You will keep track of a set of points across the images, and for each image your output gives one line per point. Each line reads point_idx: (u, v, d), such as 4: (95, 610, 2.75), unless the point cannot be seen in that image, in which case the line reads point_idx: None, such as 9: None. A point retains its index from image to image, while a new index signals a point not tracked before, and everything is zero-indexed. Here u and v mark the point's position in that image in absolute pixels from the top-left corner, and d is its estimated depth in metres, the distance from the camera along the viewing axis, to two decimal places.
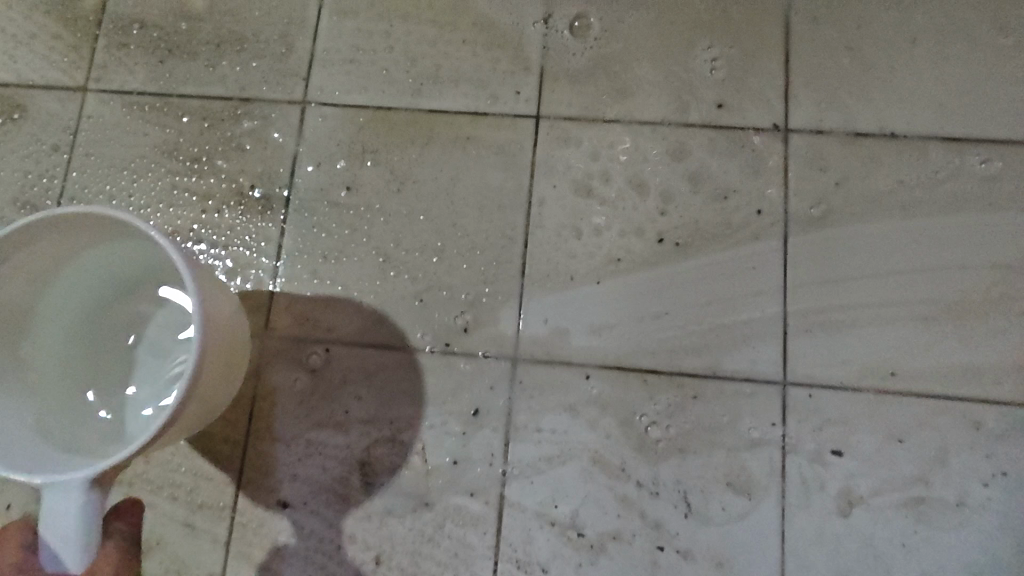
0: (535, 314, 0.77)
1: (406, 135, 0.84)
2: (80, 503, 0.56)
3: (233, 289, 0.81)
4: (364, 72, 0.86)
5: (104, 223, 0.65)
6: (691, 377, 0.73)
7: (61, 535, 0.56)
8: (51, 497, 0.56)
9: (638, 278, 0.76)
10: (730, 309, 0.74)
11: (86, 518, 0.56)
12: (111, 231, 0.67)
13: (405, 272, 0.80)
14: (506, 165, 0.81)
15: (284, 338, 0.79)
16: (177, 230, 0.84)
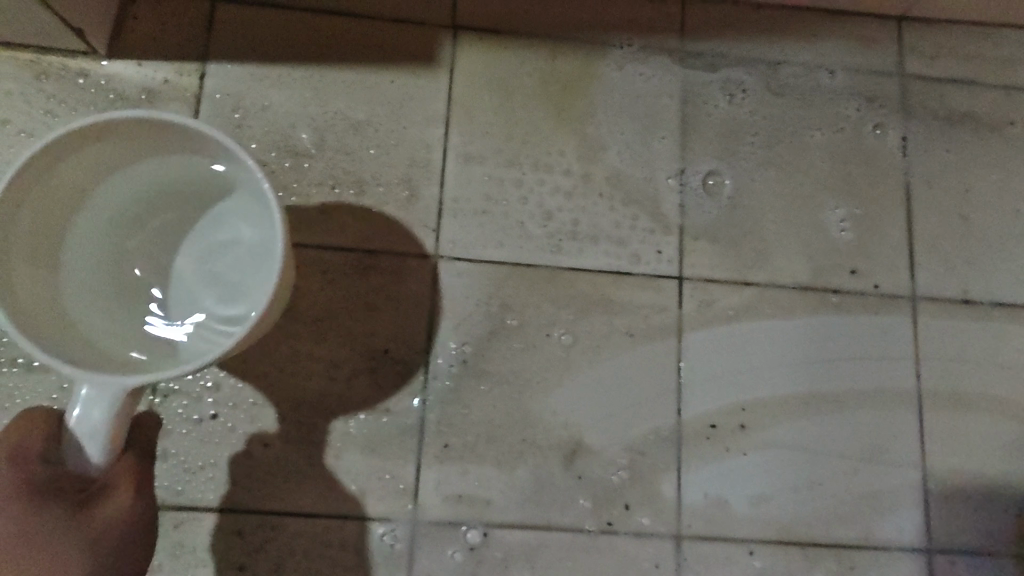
0: (695, 486, 0.78)
1: (549, 295, 0.81)
2: (115, 411, 0.55)
3: (377, 470, 0.76)
4: (498, 224, 0.82)
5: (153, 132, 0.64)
6: (847, 547, 0.77)
7: (87, 429, 0.54)
8: (87, 396, 0.55)
9: (792, 448, 0.79)
10: (878, 478, 0.79)
11: (115, 425, 0.55)
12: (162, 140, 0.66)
13: (558, 444, 0.78)
14: (653, 330, 0.81)
15: (437, 522, 0.76)
16: (302, 401, 0.77)
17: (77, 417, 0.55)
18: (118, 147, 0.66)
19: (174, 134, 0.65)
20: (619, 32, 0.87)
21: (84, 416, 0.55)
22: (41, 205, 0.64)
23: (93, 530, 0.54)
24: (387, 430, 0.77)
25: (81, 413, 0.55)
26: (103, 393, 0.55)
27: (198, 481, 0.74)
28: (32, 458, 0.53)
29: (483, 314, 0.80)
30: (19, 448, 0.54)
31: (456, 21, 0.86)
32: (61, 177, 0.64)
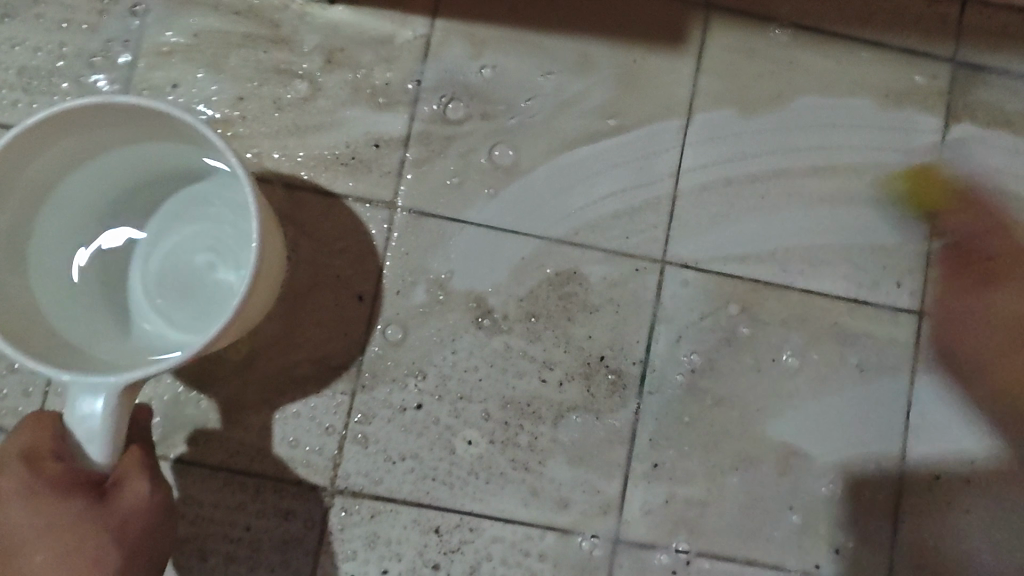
0: (915, 531, 0.74)
1: (779, 316, 0.75)
2: (111, 409, 0.51)
3: (585, 482, 0.72)
4: (732, 234, 0.76)
5: (130, 117, 0.56)
6: None
7: (89, 430, 0.50)
8: (80, 395, 0.50)
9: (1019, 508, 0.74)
10: None
11: (116, 424, 0.51)
12: (145, 126, 0.58)
13: (774, 475, 0.73)
14: (885, 366, 0.75)
15: (643, 541, 0.72)
16: (510, 402, 0.73)
17: (76, 417, 0.50)
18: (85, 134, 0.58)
19: (136, 115, 0.56)
20: (886, 31, 0.78)
21: (80, 417, 0.50)
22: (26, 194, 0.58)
23: (116, 521, 0.52)
24: (596, 441, 0.73)
25: (74, 412, 0.51)
26: (97, 391, 0.50)
27: (396, 474, 0.71)
28: (39, 459, 0.50)
29: (708, 332, 0.74)
30: (32, 448, 0.50)
31: (710, 0, 0.78)
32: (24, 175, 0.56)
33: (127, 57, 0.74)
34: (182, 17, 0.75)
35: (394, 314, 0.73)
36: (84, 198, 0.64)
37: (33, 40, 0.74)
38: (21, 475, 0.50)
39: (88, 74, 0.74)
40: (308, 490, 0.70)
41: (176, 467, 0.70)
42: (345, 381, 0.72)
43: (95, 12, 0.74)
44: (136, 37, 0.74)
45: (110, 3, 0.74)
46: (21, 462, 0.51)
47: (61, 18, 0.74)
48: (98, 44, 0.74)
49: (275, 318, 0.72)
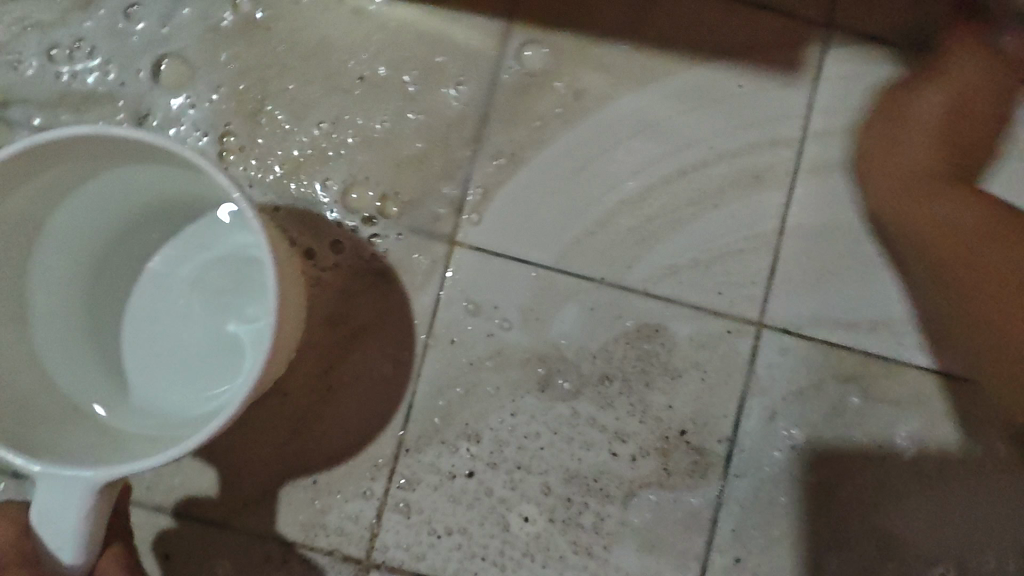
0: None
1: (891, 396, 0.64)
2: (85, 508, 0.47)
3: (657, 573, 0.63)
4: (842, 295, 0.65)
5: (119, 147, 0.51)
6: None
7: (56, 536, 0.47)
8: (48, 493, 0.47)
9: None
10: None
11: (85, 525, 0.47)
12: (134, 155, 0.53)
13: None
14: (1013, 461, 0.64)
15: None
16: (574, 476, 0.63)
17: (43, 519, 0.47)
18: (85, 160, 0.53)
19: (147, 150, 0.51)
20: None
21: (46, 523, 0.47)
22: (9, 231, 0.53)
23: None
24: (670, 527, 0.63)
25: (42, 514, 0.47)
26: (67, 489, 0.47)
27: (441, 549, 0.63)
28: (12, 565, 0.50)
29: (809, 408, 0.64)
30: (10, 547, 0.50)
31: (834, 18, 0.66)
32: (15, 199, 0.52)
33: (158, 55, 0.66)
34: (221, 12, 0.66)
35: (445, 367, 0.63)
36: (74, 227, 0.59)
37: (56, 33, 0.66)
38: None
39: (115, 72, 0.66)
40: (339, 563, 0.62)
41: (197, 525, 0.63)
42: (388, 441, 0.63)
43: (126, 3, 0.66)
44: (170, 35, 0.66)
45: None
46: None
47: (87, 8, 0.66)
48: (127, 42, 0.66)
49: (311, 362, 0.63)
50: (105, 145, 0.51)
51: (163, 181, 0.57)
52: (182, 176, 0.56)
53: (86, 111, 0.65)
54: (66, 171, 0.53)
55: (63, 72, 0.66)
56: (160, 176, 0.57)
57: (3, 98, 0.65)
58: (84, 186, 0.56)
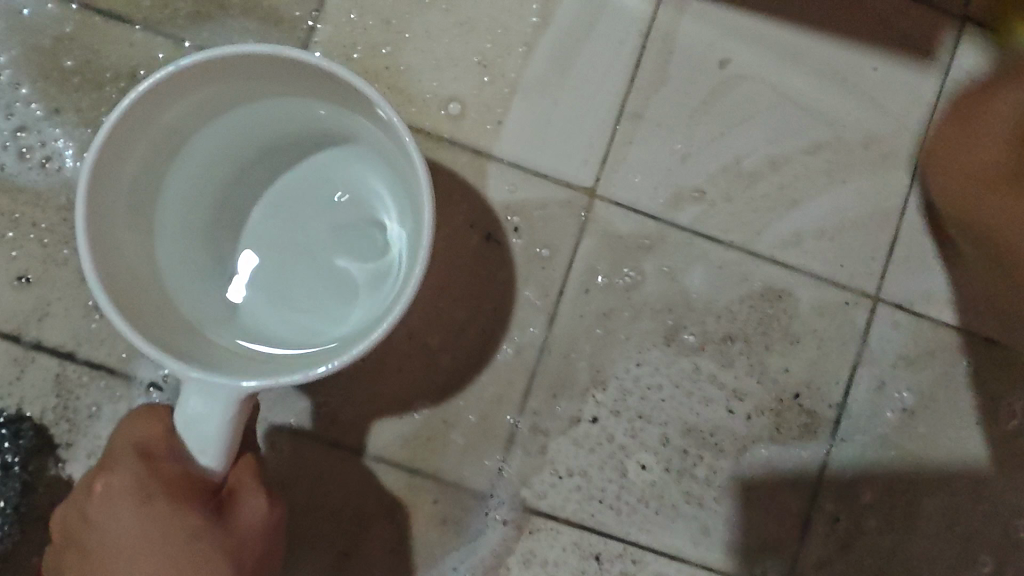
0: None
1: (991, 372, 0.69)
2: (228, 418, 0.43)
3: (763, 524, 0.66)
4: (957, 275, 0.68)
5: (284, 73, 0.49)
6: None
7: (197, 441, 0.44)
8: (194, 397, 0.43)
9: None
10: None
11: (228, 435, 0.44)
12: (292, 81, 0.50)
13: (960, 535, 0.68)
14: None
15: None
16: (693, 429, 0.66)
17: (186, 421, 0.43)
18: (243, 85, 0.51)
19: (307, 76, 0.49)
20: None
21: (194, 424, 0.43)
22: (152, 143, 0.50)
23: (235, 540, 0.45)
24: (778, 483, 0.66)
25: (185, 416, 0.44)
26: (211, 392, 0.43)
27: (561, 490, 0.65)
28: (160, 454, 0.44)
29: (918, 377, 0.68)
30: (149, 444, 0.45)
31: (968, 11, 0.69)
32: (172, 117, 0.50)
33: None
34: None
35: (578, 316, 0.65)
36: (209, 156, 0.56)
37: None
38: (137, 472, 0.44)
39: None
40: (463, 496, 0.64)
41: (326, 450, 0.63)
42: (518, 382, 0.65)
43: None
44: None
45: None
46: (135, 454, 0.45)
47: None
48: None
49: (443, 301, 0.65)
50: (272, 67, 0.48)
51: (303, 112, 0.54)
52: (329, 111, 0.53)
53: (231, 29, 0.64)
54: (217, 91, 0.50)
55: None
56: (303, 107, 0.54)
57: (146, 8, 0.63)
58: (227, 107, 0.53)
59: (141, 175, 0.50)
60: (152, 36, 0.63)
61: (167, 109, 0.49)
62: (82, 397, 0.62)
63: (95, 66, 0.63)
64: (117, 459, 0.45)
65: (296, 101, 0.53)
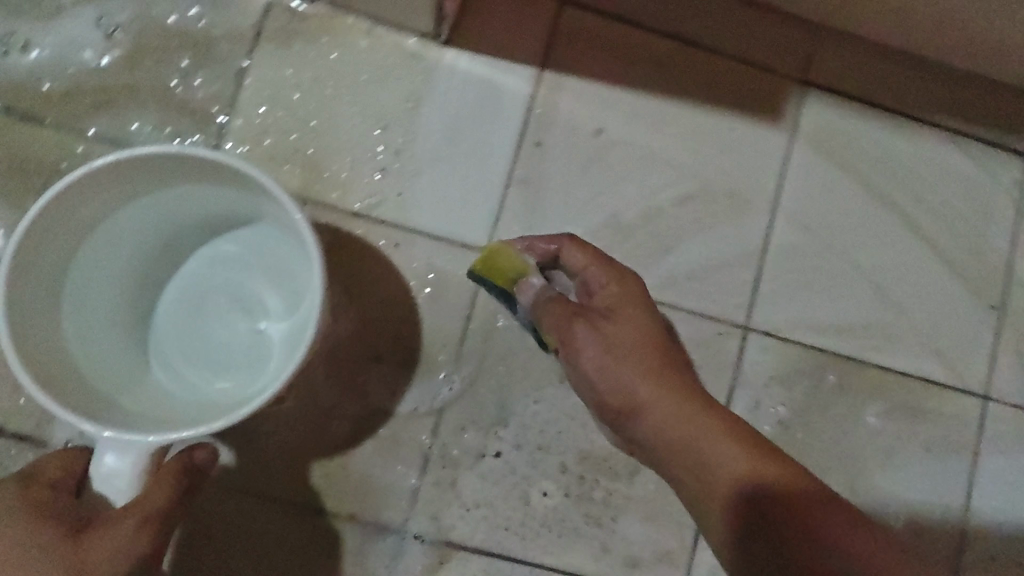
0: None
1: (851, 389, 0.77)
2: (135, 470, 0.48)
3: (657, 539, 0.73)
4: (813, 304, 0.77)
5: (192, 168, 0.55)
6: None
7: (111, 489, 0.49)
8: (103, 454, 0.49)
9: None
10: None
11: (135, 487, 0.48)
12: (199, 173, 0.56)
13: None
14: (946, 446, 0.78)
15: None
16: (589, 456, 0.73)
17: (98, 474, 0.49)
18: (155, 180, 0.57)
19: (210, 169, 0.55)
20: (969, 125, 0.81)
21: (108, 477, 0.49)
22: (71, 237, 0.55)
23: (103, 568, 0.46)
24: (668, 501, 0.73)
25: (100, 473, 0.49)
26: (117, 448, 0.48)
27: (470, 520, 0.71)
28: (64, 490, 0.49)
29: (787, 397, 0.76)
30: (54, 479, 0.49)
31: (808, 77, 0.79)
32: (90, 211, 0.55)
33: (218, 73, 0.71)
34: (278, 41, 0.72)
35: (480, 361, 0.73)
36: (126, 241, 0.61)
37: (117, 43, 0.69)
38: (34, 500, 0.48)
39: (173, 82, 0.70)
40: (381, 532, 0.70)
41: (251, 498, 0.69)
42: (427, 425, 0.72)
43: (185, 17, 0.70)
44: (234, 58, 0.71)
45: (209, 11, 0.71)
46: (39, 490, 0.49)
47: (150, 25, 0.70)
48: (193, 58, 0.70)
49: (354, 354, 0.71)
50: (177, 163, 0.55)
51: (216, 199, 0.61)
52: (237, 196, 0.60)
53: (146, 118, 0.69)
54: (131, 187, 0.56)
55: (123, 77, 0.69)
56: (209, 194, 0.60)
57: (62, 102, 0.68)
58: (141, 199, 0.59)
59: (60, 265, 0.56)
60: (69, 128, 0.68)
61: (85, 206, 0.55)
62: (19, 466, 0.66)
63: (19, 159, 0.67)
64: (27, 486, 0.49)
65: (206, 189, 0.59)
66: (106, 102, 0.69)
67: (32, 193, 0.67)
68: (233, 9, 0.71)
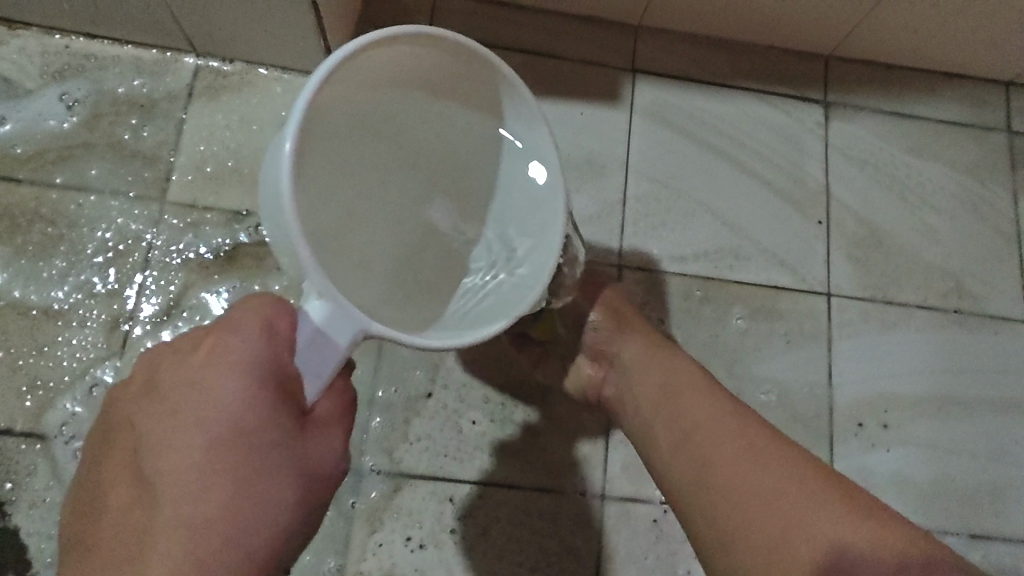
0: (847, 463, 0.88)
1: (717, 301, 0.92)
2: (342, 344, 0.45)
3: (575, 445, 0.86)
4: (672, 239, 0.94)
5: (454, 70, 0.56)
6: (977, 522, 0.87)
7: (319, 338, 0.45)
8: (326, 315, 0.45)
9: (921, 435, 0.90)
10: (1003, 465, 0.90)
11: (333, 360, 0.45)
12: (448, 78, 0.58)
13: None
14: (806, 337, 0.92)
15: (628, 485, 0.86)
16: (508, 386, 0.86)
17: (303, 323, 0.45)
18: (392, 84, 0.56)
19: (449, 72, 0.57)
20: (774, 82, 1.00)
21: (315, 333, 0.45)
22: (338, 92, 0.51)
23: (303, 468, 0.46)
24: (579, 413, 0.87)
25: (317, 326, 0.45)
26: (348, 315, 0.45)
27: (414, 453, 0.83)
28: (282, 344, 0.45)
29: (666, 315, 0.91)
30: (273, 325, 0.46)
31: (636, 66, 0.98)
32: (353, 68, 0.50)
33: (161, 123, 0.87)
34: (208, 93, 0.89)
35: None
36: (346, 101, 0.53)
37: (77, 110, 0.86)
38: (259, 347, 0.45)
39: (125, 135, 0.86)
40: None
41: None
42: (366, 379, 0.84)
43: (132, 86, 0.88)
44: (173, 110, 0.88)
45: (151, 79, 0.89)
46: (260, 332, 0.45)
47: (103, 94, 0.87)
48: (140, 115, 0.87)
49: None
50: (439, 71, 0.56)
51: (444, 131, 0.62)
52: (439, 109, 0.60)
53: (106, 164, 0.85)
54: (396, 63, 0.54)
55: (85, 136, 0.85)
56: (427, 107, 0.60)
57: (37, 161, 0.84)
58: (387, 83, 0.56)
59: (321, 113, 0.50)
60: (43, 180, 0.84)
61: (365, 67, 0.51)
62: (22, 461, 0.78)
63: (5, 209, 0.82)
64: (242, 330, 0.46)
65: (422, 94, 0.59)
66: (75, 156, 0.85)
67: (15, 235, 0.82)
68: (170, 76, 0.89)
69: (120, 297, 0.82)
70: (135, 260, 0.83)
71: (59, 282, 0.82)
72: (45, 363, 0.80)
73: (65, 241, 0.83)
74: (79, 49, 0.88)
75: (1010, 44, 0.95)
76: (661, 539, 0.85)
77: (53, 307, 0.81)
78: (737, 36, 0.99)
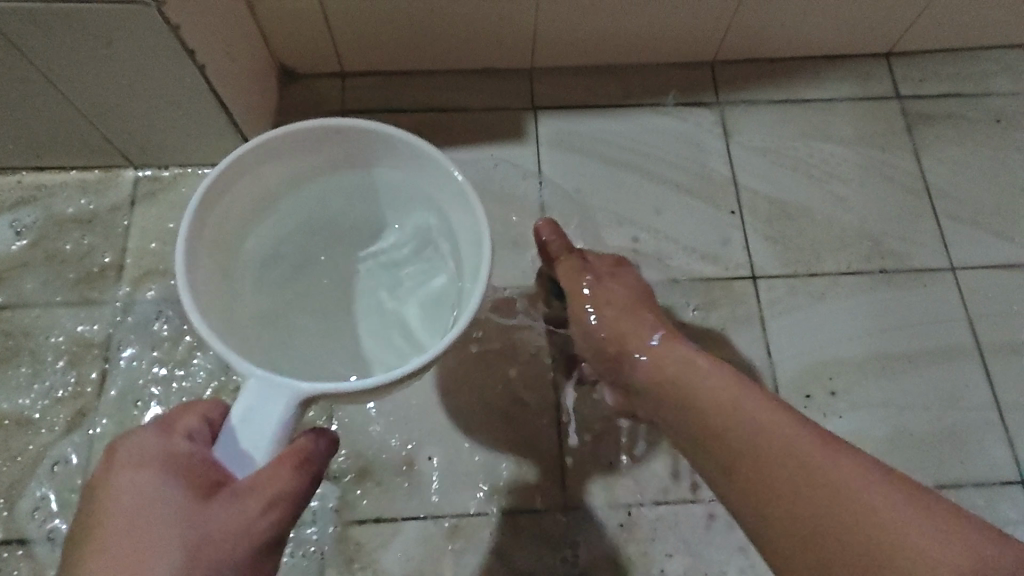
0: None
1: None
2: (280, 413, 0.47)
3: (532, 463, 0.88)
4: (595, 252, 0.99)
5: (371, 170, 0.68)
6: (940, 469, 0.88)
7: (248, 414, 0.47)
8: (258, 391, 0.48)
9: (870, 394, 0.92)
10: (955, 411, 0.91)
11: (272, 435, 0.47)
12: (367, 175, 0.69)
13: None
14: (739, 320, 0.95)
15: (590, 493, 0.87)
16: (457, 418, 0.89)
17: (239, 401, 0.48)
18: (315, 176, 0.68)
19: (368, 169, 0.68)
20: (666, 94, 1.07)
21: (246, 411, 0.47)
22: (259, 180, 0.63)
23: (204, 534, 0.45)
24: (530, 432, 0.89)
25: (246, 405, 0.47)
26: (273, 389, 0.48)
27: (374, 497, 0.85)
28: (177, 433, 0.49)
29: None
30: (172, 421, 0.50)
31: (535, 104, 1.06)
32: (272, 166, 0.63)
33: (108, 231, 0.96)
34: (148, 198, 0.98)
35: None
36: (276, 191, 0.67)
37: (33, 235, 0.95)
38: (155, 438, 0.49)
39: (76, 249, 0.94)
40: (304, 530, 0.84)
41: None
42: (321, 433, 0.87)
43: (79, 205, 0.97)
44: (117, 219, 0.96)
45: (95, 195, 0.97)
46: (159, 429, 0.49)
47: (55, 216, 0.96)
48: (87, 228, 0.96)
49: None
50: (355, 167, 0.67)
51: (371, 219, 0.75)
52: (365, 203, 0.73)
53: (61, 277, 0.93)
54: (311, 164, 0.66)
55: (41, 256, 0.94)
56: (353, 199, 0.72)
57: None
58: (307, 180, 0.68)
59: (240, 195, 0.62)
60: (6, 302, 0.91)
61: (281, 161, 0.63)
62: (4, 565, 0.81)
63: None
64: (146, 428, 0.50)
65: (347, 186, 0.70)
66: (33, 275, 0.93)
67: None
68: (111, 190, 0.98)
69: (83, 395, 0.88)
70: (94, 359, 0.89)
71: (28, 390, 0.88)
72: (19, 469, 0.85)
73: (30, 352, 0.89)
74: (30, 181, 0.97)
75: (874, 20, 1.02)
76: (629, 543, 0.85)
77: (24, 415, 0.87)
78: (624, 60, 1.07)
